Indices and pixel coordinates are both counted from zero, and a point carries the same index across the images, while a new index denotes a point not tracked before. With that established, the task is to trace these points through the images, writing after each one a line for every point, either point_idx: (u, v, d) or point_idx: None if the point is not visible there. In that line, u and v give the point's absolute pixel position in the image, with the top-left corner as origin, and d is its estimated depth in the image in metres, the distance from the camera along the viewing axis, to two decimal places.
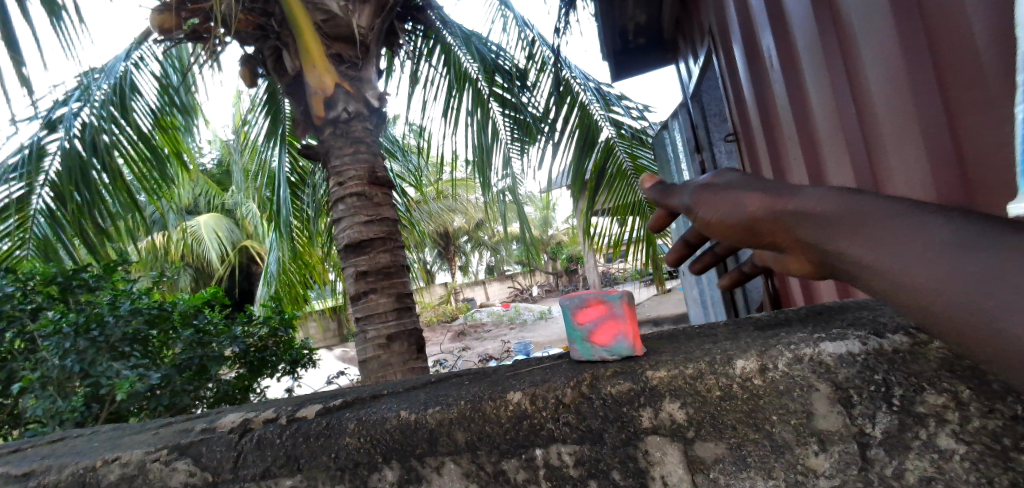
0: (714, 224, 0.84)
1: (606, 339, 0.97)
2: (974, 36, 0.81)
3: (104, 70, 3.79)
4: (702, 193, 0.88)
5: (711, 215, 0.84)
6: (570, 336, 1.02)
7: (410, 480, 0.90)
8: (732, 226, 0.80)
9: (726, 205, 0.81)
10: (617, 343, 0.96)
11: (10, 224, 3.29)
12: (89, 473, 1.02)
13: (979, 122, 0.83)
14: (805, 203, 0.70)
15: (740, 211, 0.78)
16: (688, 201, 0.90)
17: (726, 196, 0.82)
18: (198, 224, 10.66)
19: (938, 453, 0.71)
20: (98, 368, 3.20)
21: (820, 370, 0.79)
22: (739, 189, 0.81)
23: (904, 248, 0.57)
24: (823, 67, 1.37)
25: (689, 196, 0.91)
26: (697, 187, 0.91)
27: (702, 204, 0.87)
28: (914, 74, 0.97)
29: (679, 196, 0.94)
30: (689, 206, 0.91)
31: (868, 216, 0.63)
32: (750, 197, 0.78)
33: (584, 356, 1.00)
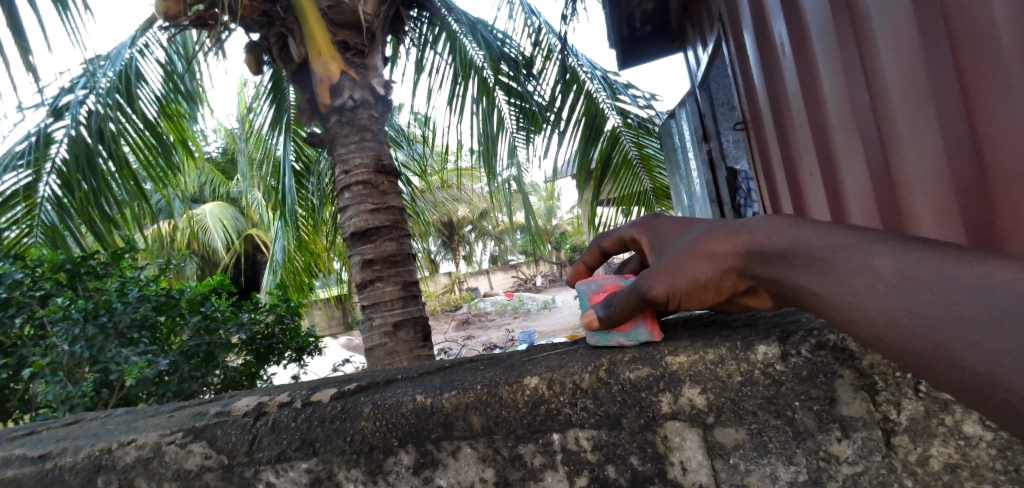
0: (687, 296, 0.81)
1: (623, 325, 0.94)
2: (995, 24, 0.77)
3: (109, 57, 3.77)
4: (647, 272, 0.84)
5: (681, 286, 0.81)
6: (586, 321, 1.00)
7: (425, 464, 0.89)
8: (706, 286, 0.81)
9: (690, 267, 0.81)
10: (636, 330, 0.93)
11: (17, 211, 3.23)
12: (104, 456, 1.02)
13: (996, 113, 0.81)
14: (753, 239, 0.79)
15: (706, 266, 0.81)
16: (652, 289, 0.82)
17: (684, 261, 0.82)
18: (203, 213, 10.71)
19: (964, 440, 0.70)
20: (108, 353, 3.26)
21: (842, 357, 0.78)
22: (683, 248, 0.84)
23: (858, 283, 0.65)
24: (838, 54, 1.33)
25: (642, 285, 0.83)
26: (643, 276, 0.84)
27: (669, 283, 0.82)
28: (930, 64, 0.94)
29: (628, 294, 0.84)
30: (654, 295, 0.82)
31: (824, 250, 0.71)
32: (704, 247, 0.82)
33: (601, 341, 0.97)
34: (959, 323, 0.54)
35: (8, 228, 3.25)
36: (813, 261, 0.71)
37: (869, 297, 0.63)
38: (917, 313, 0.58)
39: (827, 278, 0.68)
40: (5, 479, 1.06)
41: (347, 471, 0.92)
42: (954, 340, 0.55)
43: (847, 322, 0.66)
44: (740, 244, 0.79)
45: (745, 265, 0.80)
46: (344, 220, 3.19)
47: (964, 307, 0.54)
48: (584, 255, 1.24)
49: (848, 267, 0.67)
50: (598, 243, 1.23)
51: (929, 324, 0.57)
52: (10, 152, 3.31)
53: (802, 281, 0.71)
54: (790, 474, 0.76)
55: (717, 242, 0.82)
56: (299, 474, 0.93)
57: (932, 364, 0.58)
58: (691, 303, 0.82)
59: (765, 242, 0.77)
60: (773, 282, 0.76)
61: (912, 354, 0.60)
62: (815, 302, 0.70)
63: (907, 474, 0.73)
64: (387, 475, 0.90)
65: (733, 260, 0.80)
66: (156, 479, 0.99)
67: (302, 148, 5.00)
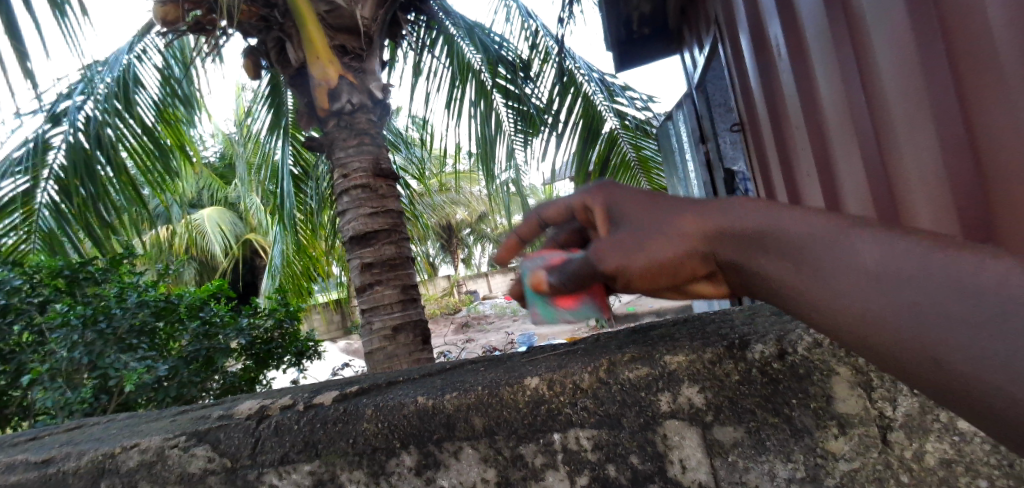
0: (646, 279, 0.60)
1: (569, 302, 0.75)
2: (990, 27, 0.79)
3: (107, 63, 3.79)
4: (603, 239, 0.64)
5: (642, 266, 0.60)
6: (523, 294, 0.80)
7: (428, 465, 0.90)
8: (672, 270, 0.59)
9: (657, 244, 0.60)
10: (584, 306, 0.76)
11: (16, 218, 3.22)
12: (108, 460, 1.03)
13: (995, 114, 0.82)
14: (728, 219, 0.58)
15: (673, 245, 0.59)
16: (604, 262, 0.62)
17: (649, 234, 0.61)
18: (201, 218, 10.75)
19: (959, 435, 0.72)
20: (106, 359, 3.25)
21: (839, 354, 0.78)
22: (651, 216, 0.63)
23: (822, 272, 0.49)
24: (834, 55, 1.35)
25: (594, 254, 0.63)
26: (598, 245, 0.63)
27: (626, 258, 0.61)
28: (926, 65, 0.96)
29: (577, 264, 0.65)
30: (605, 270, 0.62)
31: (800, 231, 0.52)
32: (676, 221, 0.60)
33: (545, 318, 0.78)
34: (961, 327, 0.39)
35: (6, 235, 3.24)
36: (789, 248, 0.52)
37: (842, 287, 0.47)
38: (904, 311, 0.43)
39: (800, 266, 0.51)
40: (9, 484, 1.07)
41: (350, 473, 0.93)
42: (948, 346, 0.40)
43: (813, 315, 0.51)
44: (713, 224, 0.58)
45: (712, 253, 0.58)
46: (343, 223, 3.20)
47: (966, 308, 0.39)
48: (519, 225, 0.86)
49: (821, 253, 0.50)
50: (540, 213, 0.83)
51: (917, 324, 0.42)
52: (8, 159, 3.31)
53: (772, 271, 0.53)
54: (789, 471, 0.77)
55: (688, 218, 0.60)
56: (302, 477, 0.94)
57: (916, 370, 0.43)
58: (649, 287, 0.61)
59: (739, 225, 0.56)
60: (739, 271, 0.57)
61: (891, 357, 0.45)
62: (783, 295, 0.53)
63: (903, 470, 0.74)
64: (389, 476, 0.91)
65: (704, 246, 0.58)
66: (159, 483, 1.00)
67: (301, 152, 5.01)
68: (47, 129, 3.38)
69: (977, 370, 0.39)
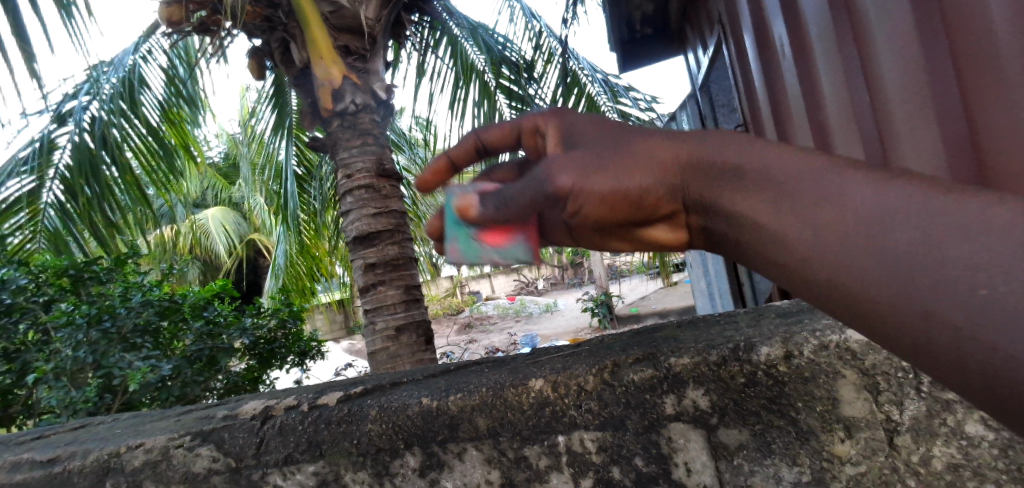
0: (605, 208, 0.53)
1: (496, 238, 0.62)
2: (994, 31, 0.88)
3: (112, 63, 3.82)
4: (556, 158, 0.55)
5: (605, 190, 0.52)
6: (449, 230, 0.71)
7: (431, 466, 0.90)
8: (632, 201, 0.53)
9: (624, 167, 0.53)
10: (515, 245, 0.62)
11: (21, 217, 3.27)
12: (113, 459, 1.03)
13: (998, 110, 0.91)
14: (699, 150, 0.52)
15: (638, 172, 0.53)
16: (561, 179, 0.53)
17: (616, 156, 0.53)
18: (206, 218, 10.80)
19: (966, 439, 0.72)
20: (110, 359, 3.26)
21: (846, 356, 0.78)
22: (619, 138, 0.55)
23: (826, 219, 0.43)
24: (836, 55, 1.41)
25: (548, 168, 0.54)
26: (554, 160, 0.54)
27: (588, 178, 0.53)
28: (931, 66, 1.05)
29: (528, 183, 0.55)
30: (558, 189, 0.53)
31: (785, 170, 0.48)
32: (644, 146, 0.54)
33: (468, 257, 0.69)
34: (961, 275, 0.36)
35: (12, 234, 3.27)
36: (770, 185, 0.47)
37: (832, 235, 0.43)
38: (900, 258, 0.39)
39: (783, 210, 0.46)
40: (15, 484, 1.07)
41: (354, 473, 0.93)
42: (946, 300, 0.36)
43: (796, 271, 0.45)
44: (683, 153, 0.52)
45: (680, 189, 0.52)
46: (346, 224, 3.20)
47: (970, 256, 0.36)
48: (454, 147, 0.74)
49: (809, 194, 0.45)
50: (477, 132, 0.70)
51: (918, 272, 0.38)
52: (14, 158, 3.33)
53: (746, 209, 0.48)
54: (794, 474, 0.77)
55: (657, 142, 0.54)
56: (306, 477, 0.95)
57: (911, 331, 0.39)
58: (603, 220, 0.54)
59: (716, 154, 0.51)
60: (698, 208, 0.52)
61: (884, 318, 0.40)
62: (760, 242, 0.48)
63: (910, 474, 0.74)
64: (393, 477, 0.91)
65: (671, 177, 0.52)
66: (164, 482, 1.00)
67: (304, 152, 5.02)
68: (53, 129, 3.39)
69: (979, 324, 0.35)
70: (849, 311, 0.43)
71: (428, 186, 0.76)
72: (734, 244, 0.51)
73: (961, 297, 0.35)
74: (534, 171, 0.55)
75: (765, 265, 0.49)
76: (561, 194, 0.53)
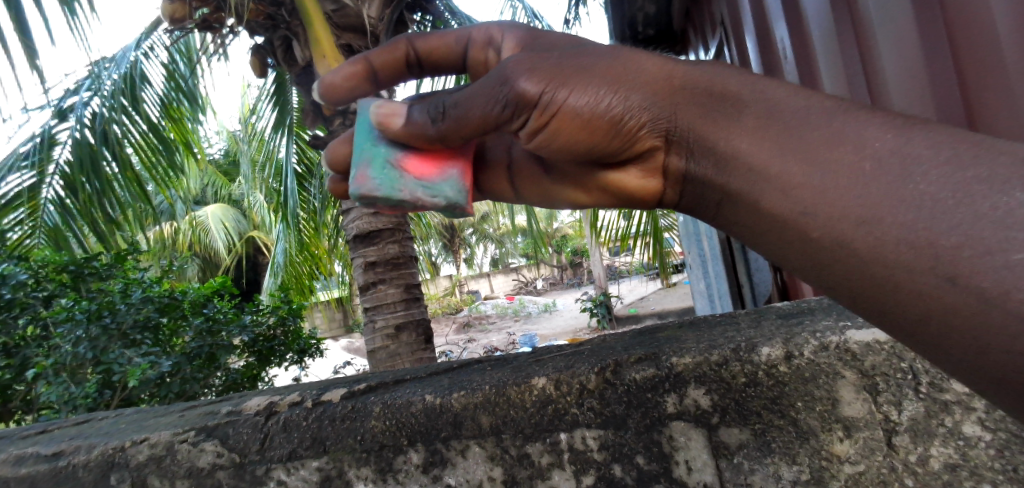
0: (562, 118, 0.57)
1: (431, 169, 0.74)
2: (995, 27, 0.99)
3: (114, 60, 3.84)
4: (524, 65, 0.58)
5: (567, 101, 0.56)
6: (361, 159, 0.76)
7: (435, 462, 0.91)
8: (592, 116, 0.57)
9: (595, 81, 0.57)
10: (447, 181, 0.74)
11: (20, 213, 3.22)
12: (117, 453, 1.04)
13: (994, 100, 1.02)
14: (694, 74, 0.55)
15: (619, 92, 0.57)
16: (521, 83, 0.56)
17: (593, 71, 0.57)
18: (205, 216, 10.82)
19: (963, 440, 0.73)
20: (110, 355, 3.26)
21: (845, 357, 0.80)
22: (601, 53, 0.58)
23: (850, 164, 0.45)
24: (839, 56, 1.52)
25: (512, 75, 0.58)
26: (517, 64, 0.58)
27: (549, 86, 0.56)
28: (931, 64, 1.16)
29: (485, 84, 0.59)
30: (519, 93, 0.56)
31: (804, 116, 0.49)
32: (630, 65, 0.57)
33: (383, 191, 0.74)
34: (992, 237, 0.37)
35: (10, 229, 3.22)
36: (773, 122, 0.49)
37: (843, 182, 0.44)
38: (923, 220, 0.40)
39: (787, 152, 0.48)
40: (19, 478, 1.07)
41: (357, 469, 0.93)
42: (976, 266, 0.37)
43: (794, 218, 0.47)
44: (676, 76, 0.56)
45: (667, 115, 0.56)
46: (347, 222, 3.21)
47: (1003, 212, 0.37)
48: (378, 50, 0.73)
49: (821, 139, 0.47)
50: (412, 40, 0.72)
51: (944, 234, 0.39)
52: (15, 154, 3.33)
53: (745, 148, 0.50)
54: (794, 473, 0.78)
55: (646, 63, 0.58)
56: (310, 472, 0.95)
57: (922, 302, 0.40)
58: (556, 130, 0.59)
59: (714, 84, 0.54)
60: (692, 139, 0.55)
61: (894, 282, 0.41)
62: (757, 181, 0.49)
63: (908, 474, 0.75)
64: (397, 473, 0.92)
65: (663, 100, 0.56)
66: (169, 477, 1.01)
67: (305, 150, 5.02)
68: (54, 124, 3.39)
69: (1010, 296, 0.36)
70: (849, 274, 0.44)
71: (339, 86, 0.75)
72: (721, 186, 0.53)
73: (990, 266, 0.37)
74: (495, 73, 0.59)
75: (749, 207, 0.51)
76: (519, 99, 0.56)
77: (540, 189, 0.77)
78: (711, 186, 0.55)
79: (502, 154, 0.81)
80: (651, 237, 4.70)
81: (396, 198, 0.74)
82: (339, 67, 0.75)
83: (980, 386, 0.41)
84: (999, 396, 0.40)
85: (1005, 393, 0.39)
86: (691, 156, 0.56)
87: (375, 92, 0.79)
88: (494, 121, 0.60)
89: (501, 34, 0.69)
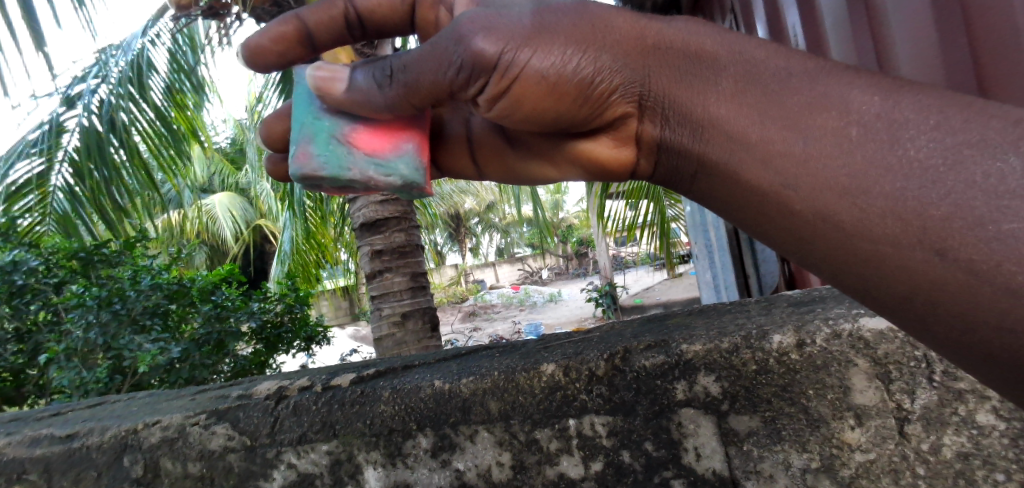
0: (524, 82, 0.55)
1: (383, 144, 0.72)
2: None
3: (121, 47, 3.84)
4: (484, 19, 0.56)
5: (529, 64, 0.54)
6: (301, 134, 0.73)
7: (443, 447, 0.91)
8: (556, 79, 0.55)
9: (559, 40, 0.54)
10: (401, 157, 0.73)
11: (30, 200, 3.25)
12: (130, 436, 1.06)
13: (1005, 61, 1.06)
14: (666, 34, 0.53)
15: (589, 50, 0.54)
16: (477, 42, 0.54)
17: (556, 30, 0.55)
18: (213, 204, 10.90)
19: (976, 429, 0.73)
20: (121, 341, 3.30)
21: (858, 345, 0.79)
22: (563, 10, 0.56)
23: (834, 135, 0.43)
24: (849, 35, 1.53)
25: (469, 30, 0.55)
26: (473, 22, 0.55)
27: (510, 45, 0.54)
28: (943, 33, 1.20)
29: (437, 46, 0.57)
30: (478, 54, 0.54)
31: (787, 82, 0.47)
32: (597, 23, 0.54)
33: (329, 171, 0.72)
34: (985, 207, 0.36)
35: (22, 216, 3.26)
36: (753, 86, 0.48)
37: (828, 150, 0.43)
38: (913, 191, 0.38)
39: (767, 117, 0.46)
40: (35, 459, 1.08)
41: (366, 453, 0.95)
42: (968, 239, 0.36)
43: (776, 191, 0.45)
44: (649, 35, 0.53)
45: (642, 77, 0.54)
46: (353, 210, 3.21)
47: (993, 181, 0.36)
48: (313, 9, 0.69)
49: (807, 105, 0.45)
50: None
51: (934, 205, 0.38)
52: (25, 141, 3.34)
53: (725, 116, 0.49)
54: (803, 461, 0.78)
55: (616, 19, 0.55)
56: (320, 456, 0.97)
57: (910, 278, 0.39)
58: (518, 96, 0.56)
59: (687, 45, 0.52)
60: (668, 105, 0.54)
61: (883, 258, 0.40)
62: (737, 150, 0.48)
63: (919, 462, 0.74)
64: (405, 457, 0.93)
65: (635, 59, 0.54)
66: (181, 459, 1.02)
67: None
68: (61, 112, 3.40)
69: (1005, 269, 0.35)
70: (838, 255, 0.43)
71: (266, 47, 0.71)
72: (698, 156, 0.52)
73: (981, 238, 0.36)
74: (448, 32, 0.57)
75: (727, 178, 0.50)
76: (475, 60, 0.54)
77: (503, 165, 0.76)
78: (688, 157, 0.54)
79: (461, 127, 0.80)
80: (657, 228, 4.67)
81: (344, 178, 0.72)
82: (267, 27, 0.70)
83: (979, 366, 0.40)
84: (987, 371, 0.40)
85: (1007, 372, 0.38)
86: (668, 125, 0.55)
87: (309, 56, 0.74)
88: (447, 86, 0.58)
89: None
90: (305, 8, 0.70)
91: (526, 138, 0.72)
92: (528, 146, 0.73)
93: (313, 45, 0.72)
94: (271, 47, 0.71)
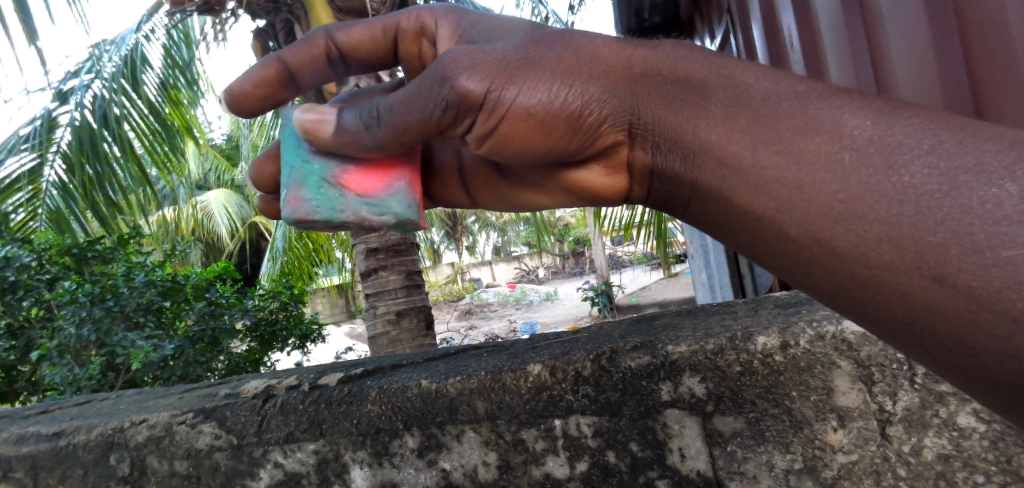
0: (510, 120, 0.56)
1: (375, 183, 0.75)
2: None
3: (115, 42, 3.82)
4: (468, 58, 0.56)
5: (515, 101, 0.55)
6: (292, 179, 0.76)
7: (429, 447, 0.92)
8: (543, 115, 0.56)
9: (543, 76, 0.55)
10: (393, 195, 0.75)
11: (23, 195, 3.18)
12: (117, 434, 1.05)
13: (994, 64, 0.96)
14: (655, 59, 0.53)
15: (575, 86, 0.55)
16: (462, 81, 0.54)
17: (542, 65, 0.55)
18: (208, 200, 10.86)
19: (958, 431, 0.73)
20: (114, 337, 3.28)
21: (842, 347, 0.79)
22: (547, 43, 0.57)
23: (824, 159, 0.43)
24: (846, 35, 1.44)
25: (455, 68, 0.55)
26: (457, 60, 0.56)
27: (494, 83, 0.54)
28: (934, 30, 1.09)
29: (422, 85, 0.57)
30: (462, 95, 0.54)
31: (777, 105, 0.47)
32: (582, 55, 0.55)
33: (323, 214, 0.74)
34: (981, 234, 0.36)
35: (14, 211, 3.19)
36: (743, 110, 0.48)
37: (820, 175, 0.43)
38: (909, 216, 0.38)
39: (758, 142, 0.46)
40: (20, 457, 1.08)
41: (353, 452, 0.95)
42: (962, 266, 0.36)
43: (769, 215, 0.46)
44: (637, 64, 0.54)
45: (631, 107, 0.55)
46: None
47: (994, 206, 0.36)
48: (293, 49, 0.70)
49: (797, 128, 0.45)
50: (332, 34, 0.70)
51: (930, 231, 0.37)
52: (17, 137, 3.31)
53: (718, 141, 0.49)
54: (787, 462, 0.78)
55: (602, 47, 0.55)
56: (306, 455, 0.97)
57: (905, 301, 0.39)
58: (506, 133, 0.57)
59: (676, 68, 0.52)
60: (658, 132, 0.54)
61: (879, 282, 0.40)
62: (728, 175, 0.48)
63: (901, 464, 0.75)
64: (392, 457, 0.93)
65: (623, 91, 0.55)
66: (168, 458, 1.02)
67: None
68: (54, 107, 3.36)
69: (1004, 296, 0.34)
70: (830, 277, 0.44)
71: (250, 94, 0.72)
72: (692, 180, 0.52)
73: (981, 265, 0.35)
74: (432, 70, 0.57)
75: (721, 203, 0.50)
76: (460, 100, 0.55)
77: (495, 193, 0.77)
78: (681, 182, 0.54)
79: (451, 157, 0.81)
80: (654, 227, 4.68)
81: (338, 219, 0.75)
82: (248, 72, 0.71)
83: (964, 381, 0.40)
84: (972, 385, 0.40)
85: (993, 388, 0.38)
86: (659, 150, 0.55)
87: (292, 95, 0.76)
88: (434, 123, 0.58)
89: (435, 22, 0.69)
90: (283, 48, 0.71)
91: (517, 169, 0.73)
92: (519, 176, 0.73)
93: (296, 84, 0.74)
94: (252, 91, 0.72)
